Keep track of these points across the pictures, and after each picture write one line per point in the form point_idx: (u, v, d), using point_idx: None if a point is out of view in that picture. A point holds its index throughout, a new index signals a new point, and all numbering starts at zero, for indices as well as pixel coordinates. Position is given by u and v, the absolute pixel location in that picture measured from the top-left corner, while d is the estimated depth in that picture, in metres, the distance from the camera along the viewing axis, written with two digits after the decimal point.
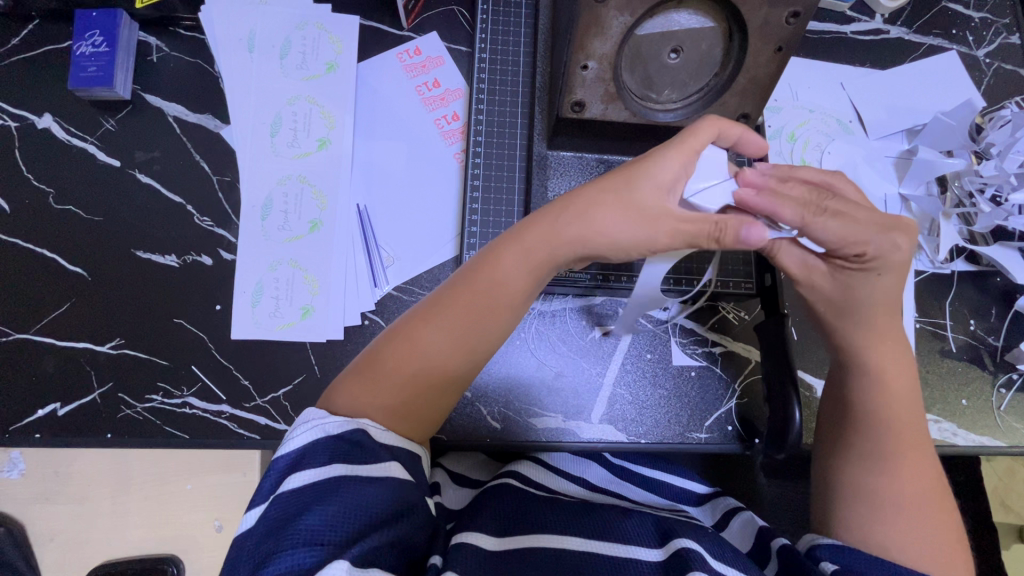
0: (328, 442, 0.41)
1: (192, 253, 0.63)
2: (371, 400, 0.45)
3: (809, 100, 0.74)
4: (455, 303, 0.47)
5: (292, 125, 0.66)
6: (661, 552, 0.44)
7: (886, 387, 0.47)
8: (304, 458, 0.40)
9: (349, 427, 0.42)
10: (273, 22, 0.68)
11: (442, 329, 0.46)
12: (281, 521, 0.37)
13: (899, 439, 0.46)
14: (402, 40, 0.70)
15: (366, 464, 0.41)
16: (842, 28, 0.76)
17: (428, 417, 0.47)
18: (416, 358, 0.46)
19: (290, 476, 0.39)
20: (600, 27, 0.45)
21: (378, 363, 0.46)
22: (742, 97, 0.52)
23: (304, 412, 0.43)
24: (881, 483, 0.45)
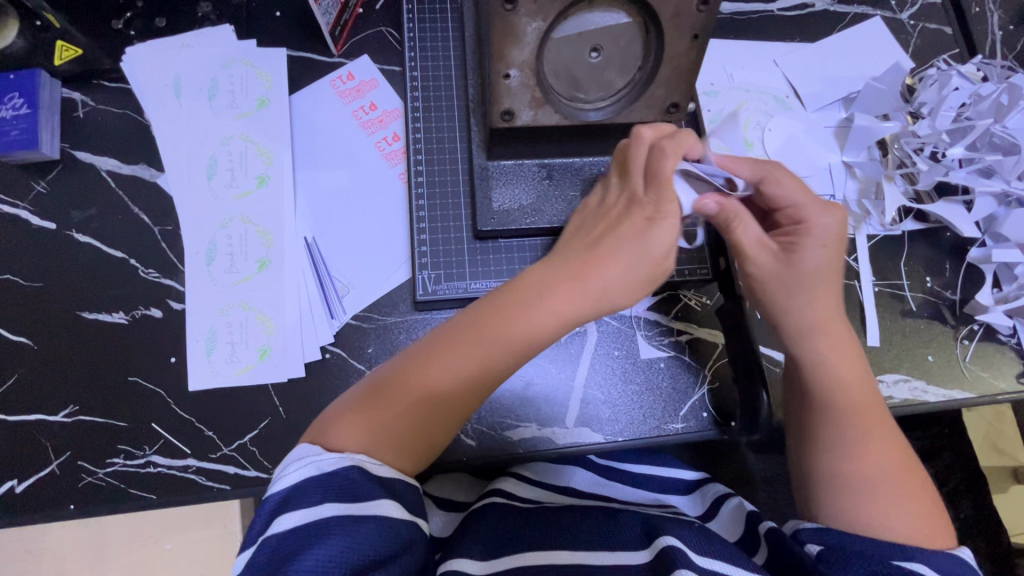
0: (323, 478, 0.40)
1: (140, 308, 0.61)
2: (367, 432, 0.43)
3: (745, 81, 0.74)
4: (464, 338, 0.45)
5: (229, 166, 0.64)
6: (646, 552, 0.44)
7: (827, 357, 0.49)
8: (295, 497, 0.39)
9: (345, 463, 0.41)
10: (197, 63, 0.67)
11: (451, 361, 0.45)
12: (274, 565, 0.37)
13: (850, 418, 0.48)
14: (334, 67, 0.70)
15: (362, 500, 0.40)
16: (768, 7, 0.78)
17: (432, 445, 0.46)
18: (422, 389, 0.44)
19: (282, 516, 0.39)
20: (514, 35, 0.45)
21: (386, 394, 0.44)
22: (669, 88, 0.51)
23: (299, 447, 0.42)
24: (838, 472, 0.47)
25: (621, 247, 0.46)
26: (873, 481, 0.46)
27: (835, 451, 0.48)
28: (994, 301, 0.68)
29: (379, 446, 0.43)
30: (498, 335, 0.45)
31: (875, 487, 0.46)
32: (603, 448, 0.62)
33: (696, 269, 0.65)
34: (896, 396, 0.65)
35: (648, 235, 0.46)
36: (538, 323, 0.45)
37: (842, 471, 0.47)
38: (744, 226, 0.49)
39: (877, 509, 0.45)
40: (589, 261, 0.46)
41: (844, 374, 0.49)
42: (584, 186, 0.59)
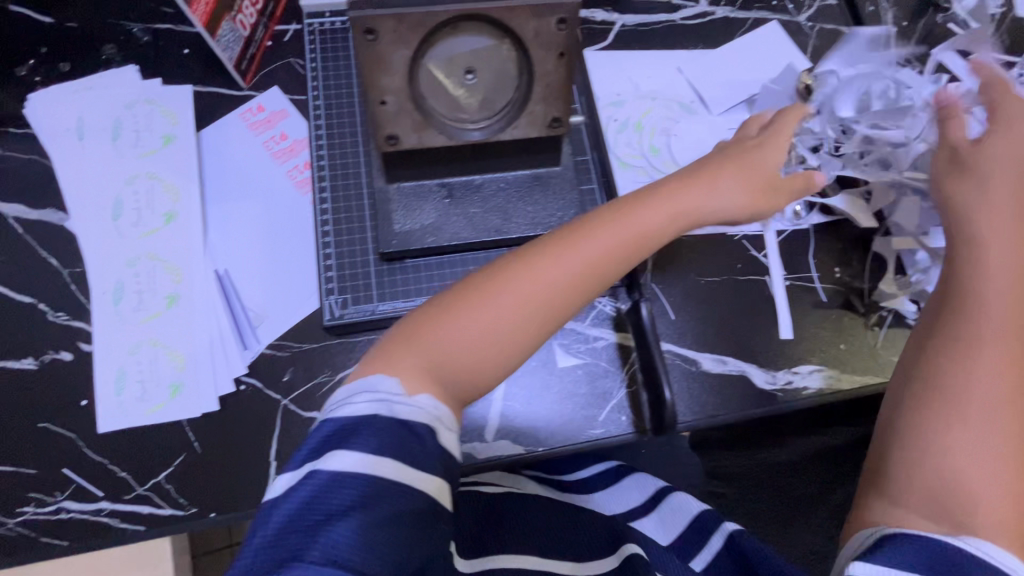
0: (395, 421, 0.43)
1: (50, 352, 0.61)
2: (408, 361, 0.46)
3: (650, 89, 0.77)
4: (534, 268, 0.49)
5: (135, 204, 0.65)
6: (613, 558, 0.59)
7: (998, 313, 0.50)
8: (364, 426, 0.42)
9: (415, 414, 0.44)
10: (104, 105, 0.67)
11: (499, 302, 0.48)
12: (313, 523, 0.40)
13: (997, 385, 0.47)
14: (243, 100, 0.71)
15: (415, 462, 0.42)
16: (670, 17, 0.81)
17: (483, 381, 0.49)
18: (508, 307, 0.48)
19: (336, 453, 0.42)
20: (382, 64, 0.47)
21: (466, 308, 0.49)
22: (546, 103, 0.52)
23: (370, 379, 0.45)
24: (944, 442, 0.47)
25: (676, 192, 0.55)
26: (987, 473, 0.46)
27: (927, 422, 0.48)
28: (898, 288, 0.69)
29: (434, 367, 0.47)
30: (550, 272, 0.49)
31: (956, 471, 0.46)
32: (523, 458, 0.62)
33: None
34: (810, 386, 0.67)
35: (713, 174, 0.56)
36: (592, 247, 0.50)
37: (958, 449, 0.46)
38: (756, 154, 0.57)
39: (946, 485, 0.46)
40: (635, 199, 0.54)
41: (1012, 320, 0.49)
42: (484, 203, 0.61)
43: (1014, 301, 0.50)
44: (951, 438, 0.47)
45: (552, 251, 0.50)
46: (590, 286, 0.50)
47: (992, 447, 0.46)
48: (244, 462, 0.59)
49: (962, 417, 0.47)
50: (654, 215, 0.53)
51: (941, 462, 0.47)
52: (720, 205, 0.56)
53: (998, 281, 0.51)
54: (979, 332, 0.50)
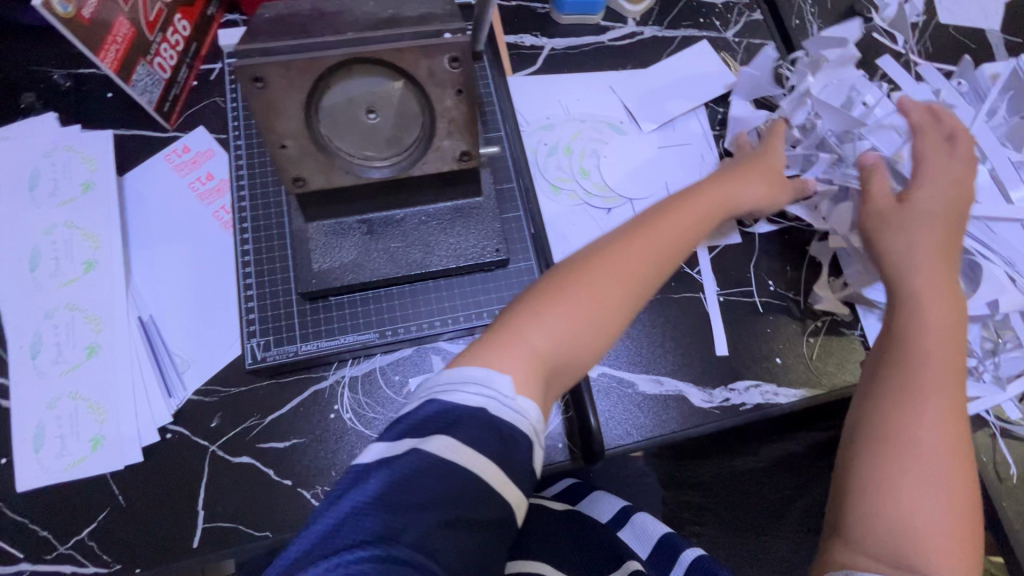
0: (493, 410, 0.42)
1: None
2: (511, 357, 0.46)
3: (580, 112, 0.77)
4: (613, 259, 0.54)
5: (53, 254, 0.64)
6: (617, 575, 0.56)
7: (929, 353, 0.56)
8: (467, 416, 0.41)
9: (524, 411, 0.43)
10: (21, 153, 0.66)
11: (612, 264, 0.54)
12: (394, 519, 0.37)
13: (926, 422, 0.53)
14: (168, 141, 0.70)
15: (515, 458, 0.41)
16: (599, 38, 0.82)
17: (582, 362, 0.51)
18: (587, 299, 0.51)
19: (439, 439, 0.40)
20: (276, 109, 0.47)
21: (564, 296, 0.50)
22: (452, 138, 0.52)
23: (471, 370, 0.44)
24: (892, 486, 0.51)
25: (696, 199, 0.63)
26: (926, 512, 0.49)
27: (877, 465, 0.52)
28: (832, 290, 0.70)
29: (536, 361, 0.47)
30: (622, 268, 0.54)
31: (904, 513, 0.50)
32: None
33: None
34: (749, 403, 0.67)
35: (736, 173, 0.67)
36: (633, 253, 0.55)
37: (901, 491, 0.50)
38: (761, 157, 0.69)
39: (894, 528, 0.49)
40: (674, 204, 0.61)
41: (939, 359, 0.56)
42: (405, 236, 0.60)
43: (945, 341, 0.57)
44: (898, 483, 0.51)
45: (612, 252, 0.55)
46: (664, 272, 0.56)
47: (931, 484, 0.50)
48: (170, 513, 0.57)
49: (905, 456, 0.52)
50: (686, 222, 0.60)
51: (888, 507, 0.50)
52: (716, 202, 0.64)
53: (927, 321, 0.58)
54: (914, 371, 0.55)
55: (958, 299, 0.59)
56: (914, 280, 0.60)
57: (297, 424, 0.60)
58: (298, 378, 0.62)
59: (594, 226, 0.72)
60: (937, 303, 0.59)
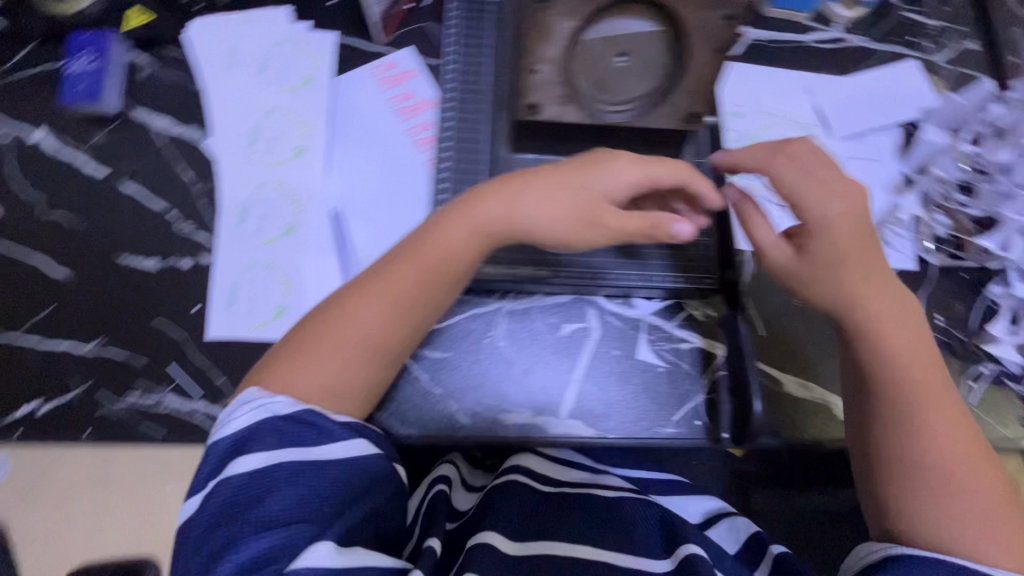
0: (276, 420, 0.49)
1: (172, 257, 0.65)
2: (424, 266, 0.54)
3: (771, 105, 0.76)
4: (494, 193, 0.55)
5: (269, 136, 0.69)
6: (667, 562, 0.53)
7: (879, 364, 0.52)
8: (244, 438, 0.48)
9: (300, 408, 0.50)
10: (257, 39, 0.72)
11: (534, 197, 0.54)
12: (240, 506, 0.45)
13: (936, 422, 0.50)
14: (378, 55, 0.74)
15: (319, 445, 0.49)
16: (803, 37, 0.80)
17: (462, 278, 0.56)
18: (347, 341, 0.53)
19: (235, 461, 0.46)
20: (546, 32, 0.48)
21: (420, 249, 0.55)
22: (690, 98, 0.53)
23: (247, 393, 0.50)
24: (925, 504, 0.49)
25: (588, 170, 0.54)
26: (971, 524, 0.48)
27: (906, 493, 0.50)
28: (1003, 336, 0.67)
29: (452, 261, 0.55)
30: (515, 200, 0.54)
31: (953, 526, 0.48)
32: (592, 442, 0.63)
33: (703, 278, 0.66)
34: None
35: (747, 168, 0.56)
36: (428, 257, 0.54)
37: (942, 506, 0.49)
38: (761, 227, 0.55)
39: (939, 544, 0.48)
40: (504, 188, 0.55)
41: (912, 368, 0.51)
42: None
43: (911, 340, 0.52)
44: (929, 500, 0.49)
45: (481, 200, 0.55)
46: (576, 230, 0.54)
47: (971, 501, 0.48)
48: None
49: (930, 481, 0.49)
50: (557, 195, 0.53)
51: (928, 522, 0.49)
52: (621, 179, 0.53)
53: (894, 331, 0.52)
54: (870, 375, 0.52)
55: (908, 303, 0.53)
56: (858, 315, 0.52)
57: (458, 339, 0.65)
58: (465, 300, 0.66)
59: None
60: (882, 312, 0.52)
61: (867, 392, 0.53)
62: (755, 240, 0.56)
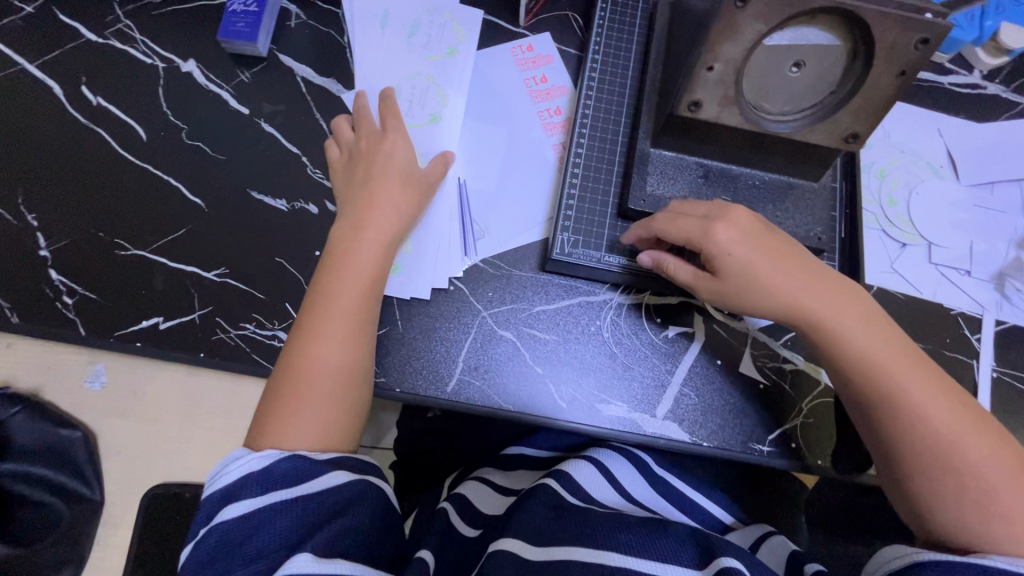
0: (259, 473, 0.49)
1: (300, 201, 0.67)
2: (366, 249, 0.61)
3: (901, 141, 0.75)
4: (371, 179, 0.64)
5: (408, 99, 0.71)
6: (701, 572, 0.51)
7: (863, 350, 0.54)
8: (235, 492, 0.48)
9: (274, 458, 0.50)
10: (407, 4, 0.74)
11: (390, 202, 0.63)
12: (242, 537, 0.46)
13: (927, 404, 0.52)
14: (518, 36, 0.75)
15: (306, 482, 0.50)
16: (940, 79, 0.78)
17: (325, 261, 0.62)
18: (315, 388, 0.55)
19: (228, 507, 0.48)
20: (734, 31, 0.48)
21: (359, 225, 0.62)
22: (855, 117, 0.53)
23: (230, 453, 0.51)
24: (946, 487, 0.50)
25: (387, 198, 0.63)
26: (996, 492, 0.49)
27: (925, 478, 0.51)
28: None
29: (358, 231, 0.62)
30: (373, 189, 0.63)
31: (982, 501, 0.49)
32: (686, 447, 0.62)
33: None
34: None
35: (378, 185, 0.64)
36: (354, 286, 0.59)
37: (965, 483, 0.50)
38: (678, 267, 0.59)
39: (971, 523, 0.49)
40: (367, 207, 0.63)
41: (877, 349, 0.53)
42: (736, 194, 0.61)
43: (871, 325, 0.55)
44: (951, 482, 0.50)
45: (377, 187, 0.63)
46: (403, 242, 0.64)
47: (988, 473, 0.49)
48: (438, 353, 0.64)
49: (942, 463, 0.50)
50: (402, 196, 0.64)
51: (955, 503, 0.50)
52: (393, 201, 0.63)
53: (856, 324, 0.54)
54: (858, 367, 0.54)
55: (845, 289, 0.56)
56: (824, 310, 0.55)
57: (563, 322, 0.65)
58: (574, 285, 0.66)
59: (882, 255, 0.71)
60: (835, 298, 0.55)
61: (851, 395, 0.55)
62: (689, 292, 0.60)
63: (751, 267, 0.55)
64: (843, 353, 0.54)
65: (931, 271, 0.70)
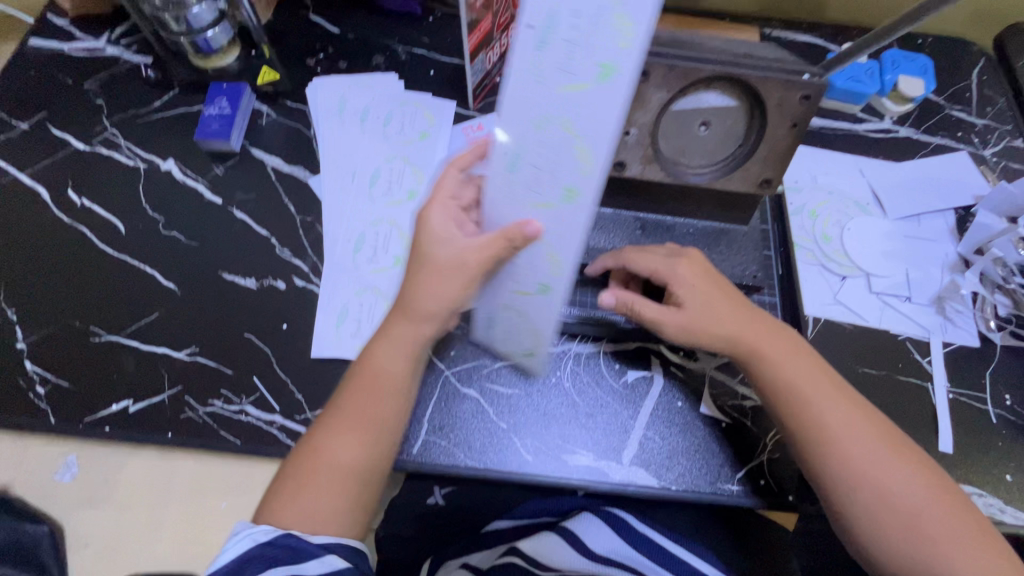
0: (260, 548, 0.50)
1: (269, 278, 0.71)
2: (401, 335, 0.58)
3: (828, 184, 0.81)
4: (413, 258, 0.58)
5: (534, 160, 0.51)
6: None
7: (788, 383, 0.57)
8: (238, 567, 0.50)
9: (277, 534, 0.51)
10: (380, 100, 0.82)
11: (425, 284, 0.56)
12: None
13: (854, 434, 0.55)
14: (468, 117, 0.83)
15: (302, 562, 0.50)
16: (855, 127, 0.86)
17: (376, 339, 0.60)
18: (330, 475, 0.54)
19: None
20: (642, 101, 0.55)
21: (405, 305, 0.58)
22: (764, 164, 0.59)
23: (236, 524, 0.52)
24: (877, 519, 0.52)
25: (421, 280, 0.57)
26: (921, 521, 0.51)
27: (857, 509, 0.53)
28: None
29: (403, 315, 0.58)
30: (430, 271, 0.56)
31: (907, 528, 0.51)
32: (656, 493, 0.62)
33: None
34: None
35: (428, 260, 0.56)
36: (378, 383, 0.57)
37: (894, 512, 0.52)
38: (642, 306, 0.60)
39: (899, 552, 0.51)
40: (399, 301, 0.59)
41: (802, 382, 0.57)
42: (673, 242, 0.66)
43: (800, 363, 0.58)
44: (884, 511, 0.52)
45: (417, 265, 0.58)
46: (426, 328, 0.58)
47: (915, 505, 0.52)
48: None
49: (872, 492, 0.52)
50: (445, 283, 0.56)
51: (885, 534, 0.52)
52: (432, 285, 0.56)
53: (790, 362, 0.58)
54: (786, 400, 0.57)
55: (774, 327, 0.60)
56: (762, 348, 0.58)
57: (526, 375, 0.67)
58: None
59: (826, 289, 0.74)
60: (765, 341, 0.58)
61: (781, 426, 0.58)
62: (657, 332, 0.61)
63: (709, 301, 0.59)
64: (771, 385, 0.58)
65: (874, 299, 0.74)
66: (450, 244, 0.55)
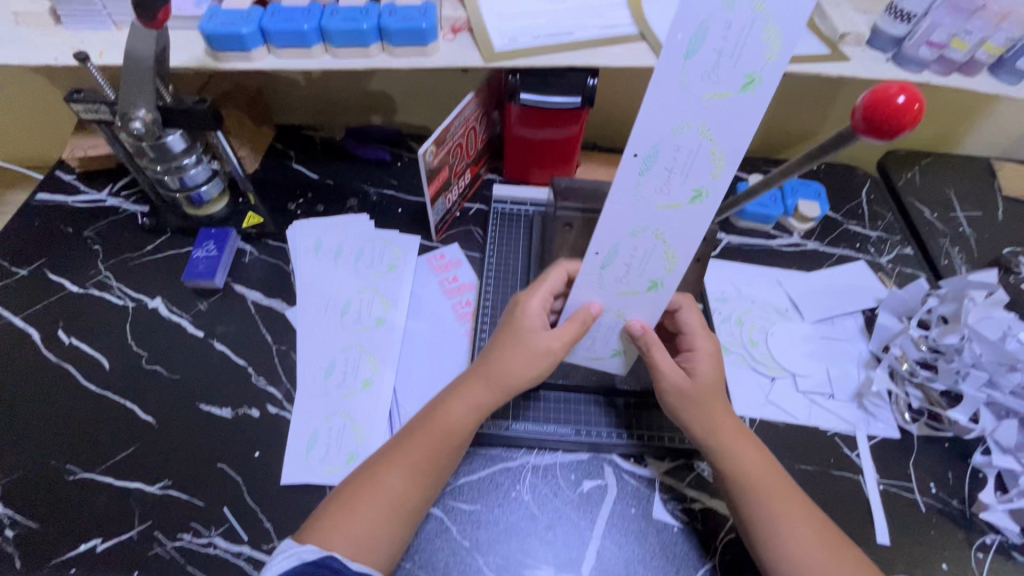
0: (304, 565, 0.56)
1: (244, 407, 0.76)
2: (474, 395, 0.67)
3: (750, 294, 0.92)
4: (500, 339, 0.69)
5: (669, 163, 0.53)
6: None
7: (751, 481, 0.64)
8: None
9: (321, 555, 0.56)
10: (352, 238, 0.93)
11: (514, 361, 0.67)
12: None
13: (806, 532, 0.61)
14: (432, 248, 0.94)
15: None
16: (768, 242, 1.00)
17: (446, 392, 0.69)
18: (375, 503, 0.61)
19: None
20: None
21: (487, 370, 0.67)
22: None
23: (284, 543, 0.58)
24: None
25: (515, 356, 0.67)
26: None
27: None
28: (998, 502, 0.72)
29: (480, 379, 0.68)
30: (514, 354, 0.67)
31: None
32: None
33: None
34: None
35: (522, 342, 0.68)
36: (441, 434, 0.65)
37: None
38: (659, 353, 0.68)
39: None
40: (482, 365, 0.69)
41: (762, 481, 0.64)
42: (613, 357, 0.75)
43: (761, 463, 0.66)
44: None
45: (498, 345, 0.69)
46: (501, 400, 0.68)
47: None
48: None
49: None
50: (525, 362, 0.67)
51: None
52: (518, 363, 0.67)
53: (753, 463, 0.65)
54: (750, 496, 0.64)
55: (742, 431, 0.68)
56: (732, 448, 0.66)
57: (487, 491, 0.71)
58: (493, 454, 0.74)
59: (758, 390, 0.82)
60: (731, 443, 0.66)
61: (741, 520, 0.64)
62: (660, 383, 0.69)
63: (702, 398, 0.68)
64: (737, 481, 0.65)
65: (802, 398, 0.81)
66: (538, 328, 0.69)
